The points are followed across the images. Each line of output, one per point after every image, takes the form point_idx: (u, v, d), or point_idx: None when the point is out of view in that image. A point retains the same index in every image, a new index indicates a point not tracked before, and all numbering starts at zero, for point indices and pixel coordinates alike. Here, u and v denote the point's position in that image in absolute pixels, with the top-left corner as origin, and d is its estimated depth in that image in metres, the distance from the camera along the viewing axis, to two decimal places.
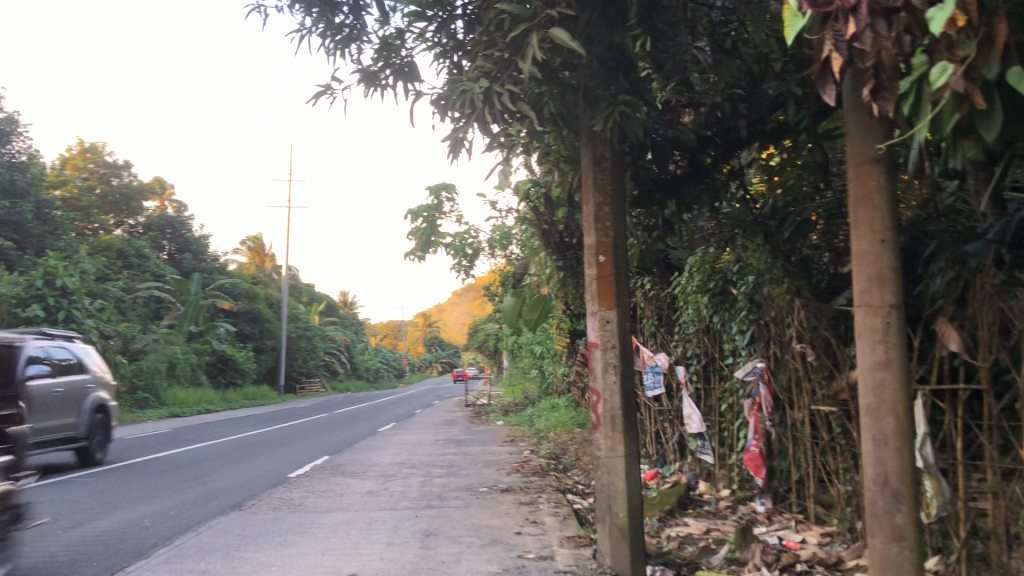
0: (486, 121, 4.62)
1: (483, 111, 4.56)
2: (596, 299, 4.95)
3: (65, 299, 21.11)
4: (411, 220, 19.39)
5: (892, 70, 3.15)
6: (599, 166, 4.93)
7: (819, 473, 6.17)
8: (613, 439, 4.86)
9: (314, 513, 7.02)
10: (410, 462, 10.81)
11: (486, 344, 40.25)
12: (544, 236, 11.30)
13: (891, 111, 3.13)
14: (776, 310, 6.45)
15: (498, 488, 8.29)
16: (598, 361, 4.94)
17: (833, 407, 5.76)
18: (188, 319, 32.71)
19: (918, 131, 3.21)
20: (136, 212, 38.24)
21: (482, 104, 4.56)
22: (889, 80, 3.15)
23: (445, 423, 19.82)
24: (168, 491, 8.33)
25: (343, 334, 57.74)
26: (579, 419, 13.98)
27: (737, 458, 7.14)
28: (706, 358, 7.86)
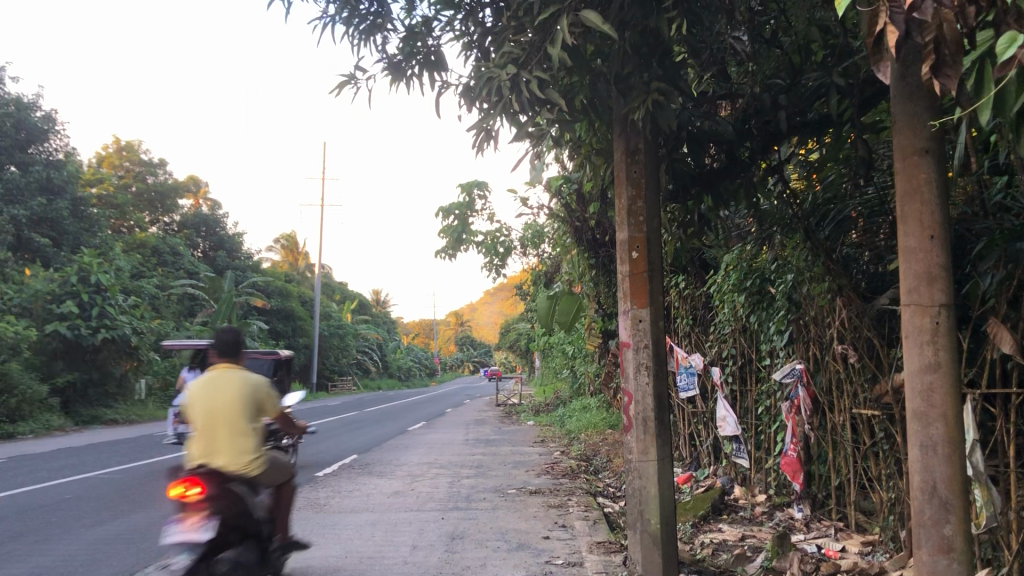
0: (513, 110, 4.43)
1: (510, 99, 4.38)
2: (629, 297, 4.77)
3: (99, 295, 21.26)
4: (442, 218, 19.27)
5: (954, 45, 2.92)
6: (633, 159, 4.75)
7: (859, 480, 5.95)
8: (645, 442, 4.68)
9: (340, 514, 6.91)
10: (439, 462, 10.68)
11: (518, 344, 40.08)
12: (576, 234, 11.14)
13: (954, 88, 2.88)
14: (816, 311, 6.24)
15: (527, 490, 8.13)
16: (630, 362, 4.77)
17: (876, 411, 5.54)
18: (221, 316, 32.89)
19: (981, 113, 2.95)
20: (171, 210, 38.58)
21: (509, 92, 4.37)
22: (952, 55, 2.91)
23: (475, 423, 19.68)
24: (195, 489, 8.27)
25: (375, 333, 57.91)
26: (611, 419, 13.77)
27: (774, 462, 6.93)
28: (742, 359, 7.65)
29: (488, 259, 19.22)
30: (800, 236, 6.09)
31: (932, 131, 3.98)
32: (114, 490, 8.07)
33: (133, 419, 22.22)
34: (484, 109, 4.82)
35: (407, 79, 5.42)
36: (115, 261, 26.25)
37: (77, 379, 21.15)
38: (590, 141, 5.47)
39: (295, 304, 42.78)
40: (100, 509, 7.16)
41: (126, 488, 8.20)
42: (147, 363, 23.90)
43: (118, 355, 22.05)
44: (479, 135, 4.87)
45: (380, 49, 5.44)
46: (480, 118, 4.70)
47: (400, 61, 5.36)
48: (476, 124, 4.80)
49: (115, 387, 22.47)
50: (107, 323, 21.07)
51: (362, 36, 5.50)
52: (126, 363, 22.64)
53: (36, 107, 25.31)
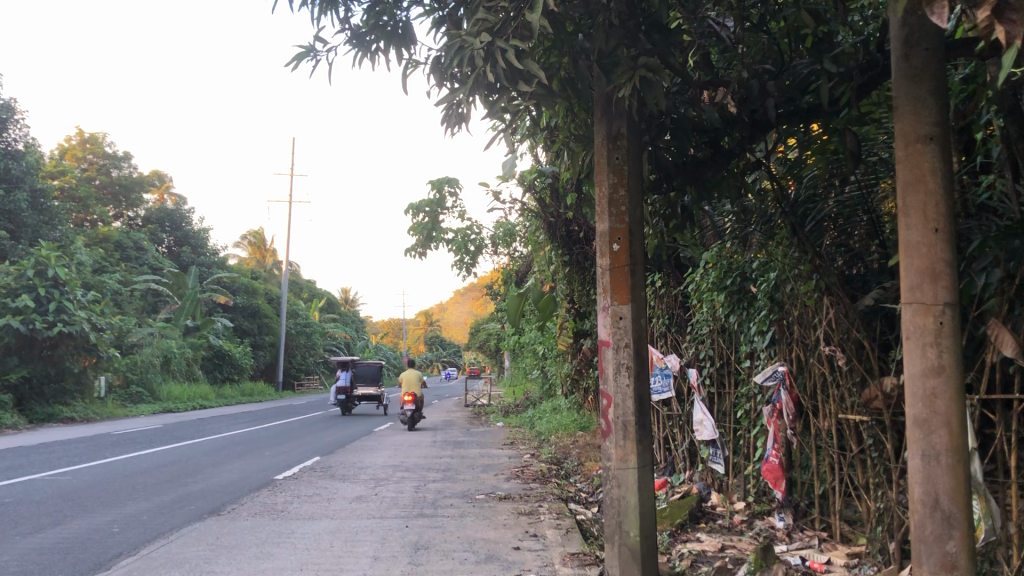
0: (488, 82, 4.16)
1: (486, 66, 4.10)
2: (609, 292, 4.46)
3: (57, 290, 20.59)
4: (412, 215, 18.88)
5: None
6: (616, 144, 4.43)
7: (845, 488, 5.68)
8: (625, 448, 4.36)
9: (298, 520, 6.54)
10: (404, 465, 10.31)
11: (488, 344, 39.73)
12: (549, 230, 10.85)
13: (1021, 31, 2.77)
14: (801, 310, 5.95)
15: (496, 496, 7.78)
16: (609, 363, 4.45)
17: (865, 417, 5.26)
18: (185, 312, 32.20)
19: None
20: (136, 204, 37.71)
21: (483, 62, 4.11)
22: None
23: (442, 424, 19.31)
24: (146, 492, 7.84)
25: (343, 333, 57.34)
26: (582, 421, 13.45)
27: (754, 468, 6.65)
28: (720, 361, 7.35)
29: (459, 257, 18.85)
30: (785, 231, 5.82)
31: (938, 117, 3.70)
32: (60, 493, 7.63)
33: (91, 417, 21.59)
34: (454, 84, 4.53)
35: (372, 53, 5.07)
36: (75, 255, 25.54)
37: (32, 375, 20.47)
38: (569, 125, 5.15)
39: (261, 301, 42.13)
40: (41, 514, 6.71)
41: (73, 491, 7.76)
42: (106, 360, 23.26)
43: (76, 350, 21.39)
44: (448, 116, 4.52)
45: (341, 20, 5.07)
46: (451, 93, 4.37)
47: (365, 34, 4.99)
48: (445, 102, 4.48)
49: (73, 384, 21.80)
50: (65, 318, 20.42)
51: (323, 6, 5.12)
52: (84, 359, 21.98)
53: None
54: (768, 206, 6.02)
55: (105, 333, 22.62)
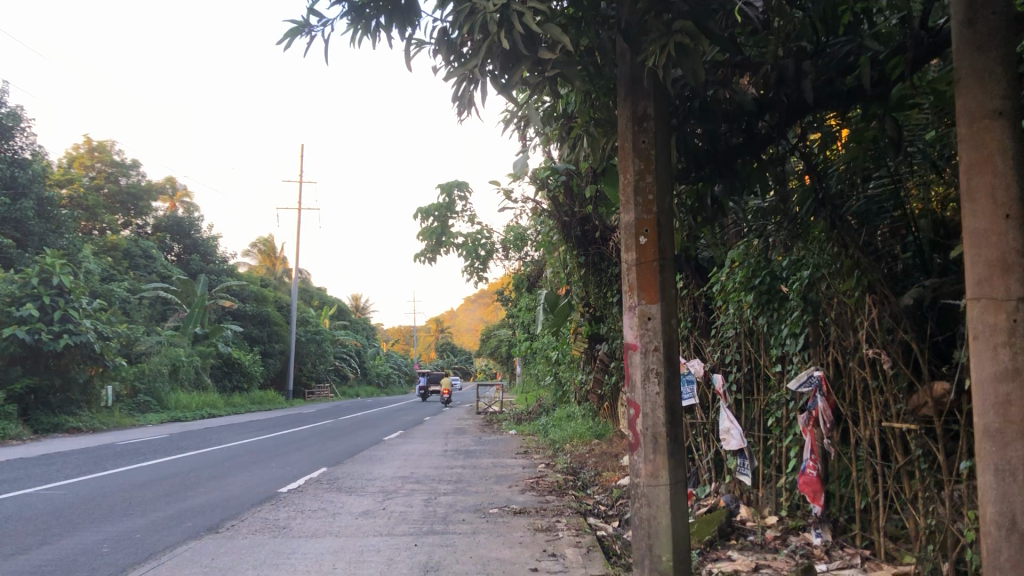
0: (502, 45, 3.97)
1: (501, 32, 3.89)
2: (636, 290, 4.06)
3: (62, 298, 20.28)
4: (421, 219, 18.45)
5: None
6: (641, 127, 4.05)
7: (889, 503, 5.22)
8: (655, 463, 3.96)
9: (299, 539, 6.14)
10: (414, 476, 9.90)
11: (498, 350, 39.26)
12: (563, 230, 10.43)
13: None
14: (837, 309, 5.51)
15: (510, 509, 7.36)
16: (637, 368, 4.05)
17: (913, 426, 4.83)
18: (193, 320, 31.95)
19: None
20: (144, 212, 37.41)
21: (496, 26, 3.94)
22: None
23: (453, 432, 18.85)
24: (141, 507, 7.46)
25: (353, 340, 57.32)
26: (597, 429, 12.97)
27: (787, 480, 6.20)
28: (749, 365, 6.90)
29: (469, 262, 18.41)
30: (822, 224, 5.39)
31: (1007, 89, 3.27)
32: (52, 509, 7.30)
33: (98, 427, 21.27)
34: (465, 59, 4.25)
35: (373, 29, 4.71)
36: (83, 263, 25.23)
37: (37, 386, 20.17)
38: (591, 107, 4.78)
39: (271, 309, 41.84)
40: (27, 533, 6.35)
41: (67, 507, 7.43)
42: (113, 369, 22.93)
43: (82, 360, 21.06)
44: (459, 98, 4.25)
45: None
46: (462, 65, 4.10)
47: (364, 7, 4.63)
48: (457, 78, 4.20)
49: (79, 394, 21.53)
50: (71, 327, 20.10)
51: None
52: (91, 370, 21.64)
53: (2, 104, 24.35)
54: (798, 200, 5.62)
55: (112, 342, 22.30)
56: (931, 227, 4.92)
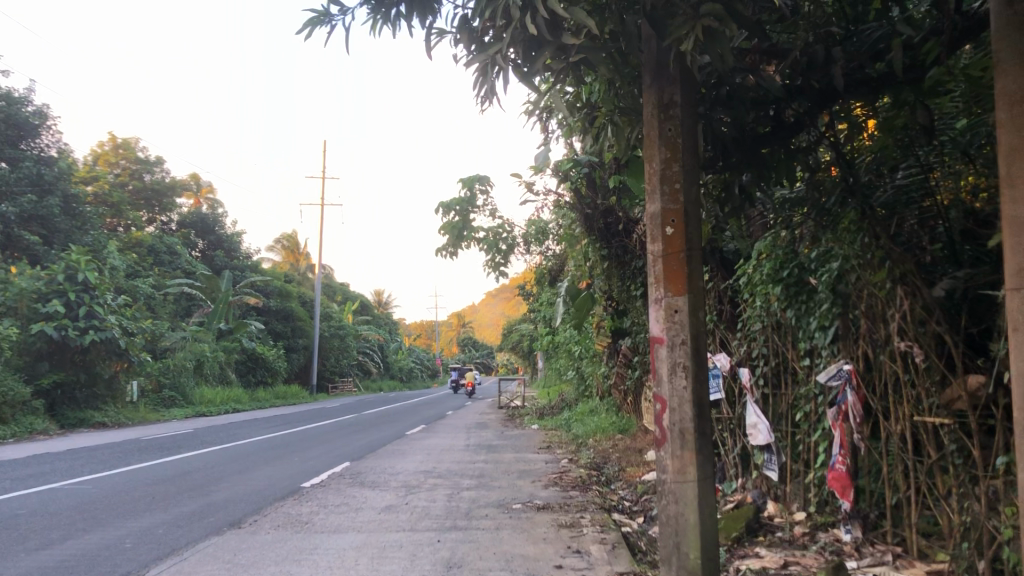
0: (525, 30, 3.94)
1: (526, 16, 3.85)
2: (663, 283, 3.99)
3: (87, 294, 20.43)
4: (442, 214, 18.40)
5: None
6: (667, 114, 4.02)
7: (921, 499, 5.10)
8: (682, 459, 3.88)
9: (322, 534, 6.10)
10: (436, 471, 9.86)
11: (520, 345, 39.20)
12: (585, 222, 10.34)
13: None
14: (868, 302, 5.38)
15: (533, 505, 7.29)
16: (664, 362, 3.97)
17: (945, 420, 4.72)
18: (217, 316, 32.14)
19: None
20: (168, 208, 37.65)
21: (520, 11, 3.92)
22: None
23: (475, 427, 18.81)
24: (164, 502, 7.46)
25: (376, 335, 57.48)
26: (621, 423, 12.88)
27: (816, 476, 6.09)
28: (776, 360, 6.79)
29: (491, 257, 18.35)
30: (852, 214, 5.28)
31: None
32: (78, 504, 7.31)
33: (124, 422, 21.42)
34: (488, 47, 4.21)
35: (393, 19, 4.65)
36: (108, 260, 25.40)
37: (64, 381, 20.33)
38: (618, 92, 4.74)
39: (294, 304, 42.02)
40: (52, 527, 6.35)
41: (92, 501, 7.44)
42: (138, 364, 23.10)
43: (107, 355, 21.21)
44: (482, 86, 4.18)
45: None
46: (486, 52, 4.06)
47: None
48: (480, 65, 4.15)
49: (104, 389, 21.70)
50: (96, 323, 20.24)
51: None
52: (116, 365, 21.80)
53: (28, 102, 24.54)
54: (825, 190, 5.52)
55: (137, 338, 22.44)
56: (962, 217, 4.80)
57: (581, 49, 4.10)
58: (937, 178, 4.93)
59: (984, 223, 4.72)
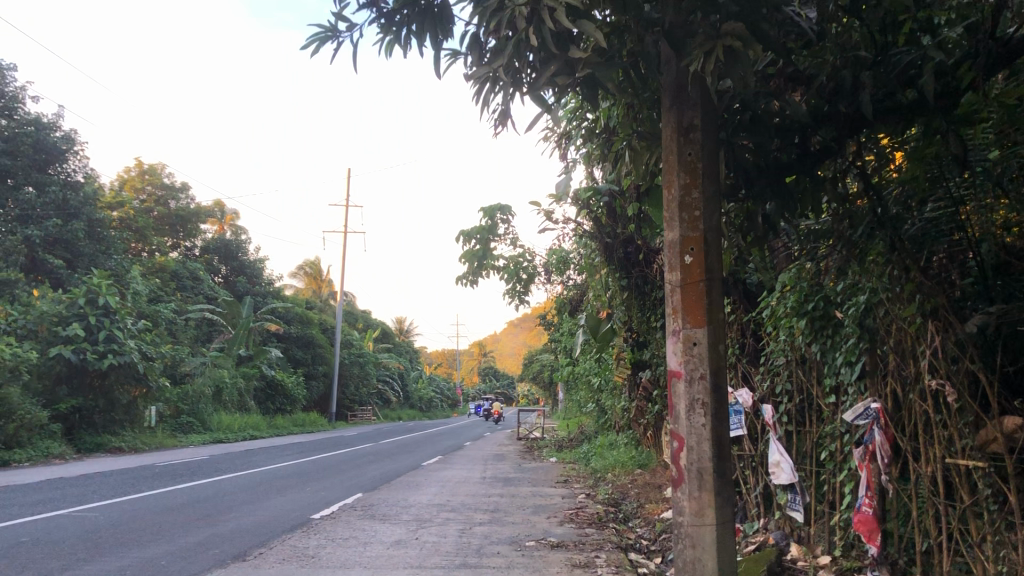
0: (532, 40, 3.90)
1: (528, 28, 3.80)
2: (681, 313, 3.82)
3: (107, 318, 20.44)
4: (463, 242, 18.28)
5: None
6: (687, 138, 3.87)
7: (953, 545, 4.83)
8: (700, 501, 3.68)
9: (328, 569, 5.91)
10: (450, 504, 9.64)
11: (541, 375, 38.96)
12: (605, 252, 10.15)
13: None
14: (897, 337, 5.14)
15: (547, 543, 7.06)
16: (681, 397, 3.79)
17: (980, 463, 4.47)
18: (237, 342, 32.15)
19: None
20: (192, 234, 37.84)
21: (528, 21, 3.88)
22: None
23: (493, 458, 18.58)
24: (169, 532, 7.31)
25: (397, 363, 57.45)
26: (641, 458, 12.61)
27: (841, 518, 5.83)
28: (801, 396, 6.56)
29: (511, 285, 18.18)
30: (878, 245, 5.09)
31: None
32: (83, 532, 7.18)
33: (141, 447, 21.34)
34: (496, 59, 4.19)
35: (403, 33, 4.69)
36: (131, 285, 25.46)
37: (82, 405, 20.30)
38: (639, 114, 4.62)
39: (315, 331, 42.03)
40: (53, 557, 6.21)
41: (98, 529, 7.32)
42: (157, 390, 23.10)
43: (126, 380, 21.20)
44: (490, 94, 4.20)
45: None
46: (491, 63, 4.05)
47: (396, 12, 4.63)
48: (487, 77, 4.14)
49: (122, 414, 21.66)
50: (115, 347, 20.21)
51: None
52: (135, 390, 21.79)
53: (56, 127, 24.75)
54: (850, 222, 5.33)
55: (156, 362, 22.43)
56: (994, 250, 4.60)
57: (594, 65, 4.01)
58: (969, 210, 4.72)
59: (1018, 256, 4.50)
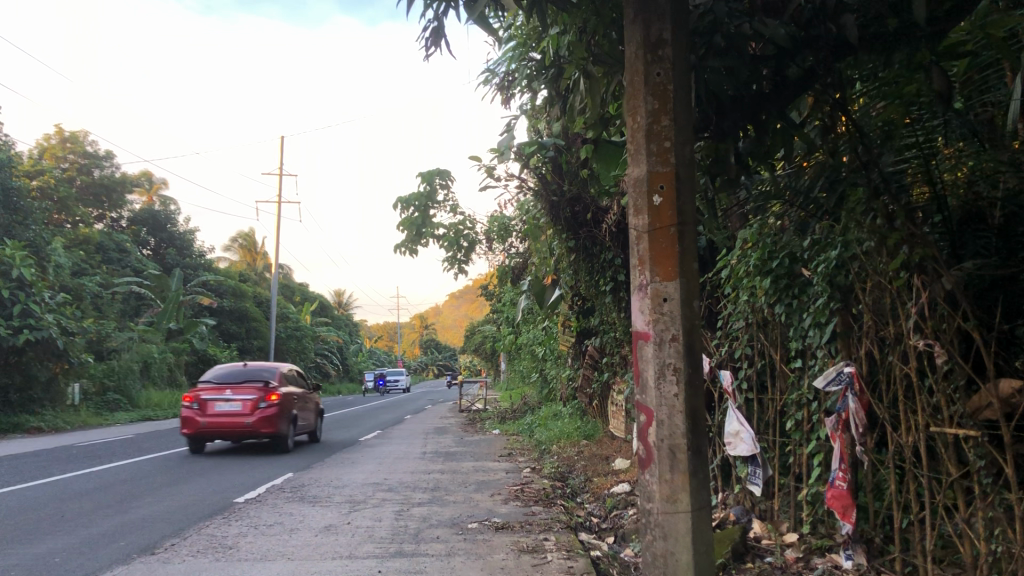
0: None
1: None
2: (649, 265, 3.42)
3: (22, 292, 19.19)
4: (400, 209, 17.52)
5: None
6: (656, 56, 3.44)
7: (937, 524, 4.36)
8: (673, 484, 3.29)
9: (245, 562, 5.27)
10: (386, 483, 9.05)
11: (483, 346, 38.55)
12: (551, 212, 9.57)
13: None
14: (873, 295, 4.66)
15: (492, 525, 6.50)
16: (649, 363, 3.39)
17: (975, 431, 3.99)
18: (167, 316, 30.90)
19: None
20: (119, 205, 36.23)
21: None
22: None
23: (433, 432, 17.99)
24: (71, 523, 6.58)
25: (336, 335, 56.45)
26: (587, 429, 12.14)
27: (808, 493, 5.40)
28: (763, 361, 6.07)
29: (451, 253, 17.53)
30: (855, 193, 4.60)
31: None
32: None
33: (62, 426, 20.29)
34: None
35: None
36: (52, 259, 24.06)
37: None
38: (605, 24, 4.16)
39: (249, 304, 40.87)
40: None
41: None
42: (79, 366, 21.99)
43: (44, 357, 20.11)
44: None
45: None
46: None
47: None
48: None
49: (41, 392, 20.50)
50: (32, 322, 19.10)
51: None
52: (54, 366, 20.67)
53: None
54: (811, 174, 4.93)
55: (77, 338, 21.27)
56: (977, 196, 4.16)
57: None
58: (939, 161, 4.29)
59: (990, 210, 4.12)
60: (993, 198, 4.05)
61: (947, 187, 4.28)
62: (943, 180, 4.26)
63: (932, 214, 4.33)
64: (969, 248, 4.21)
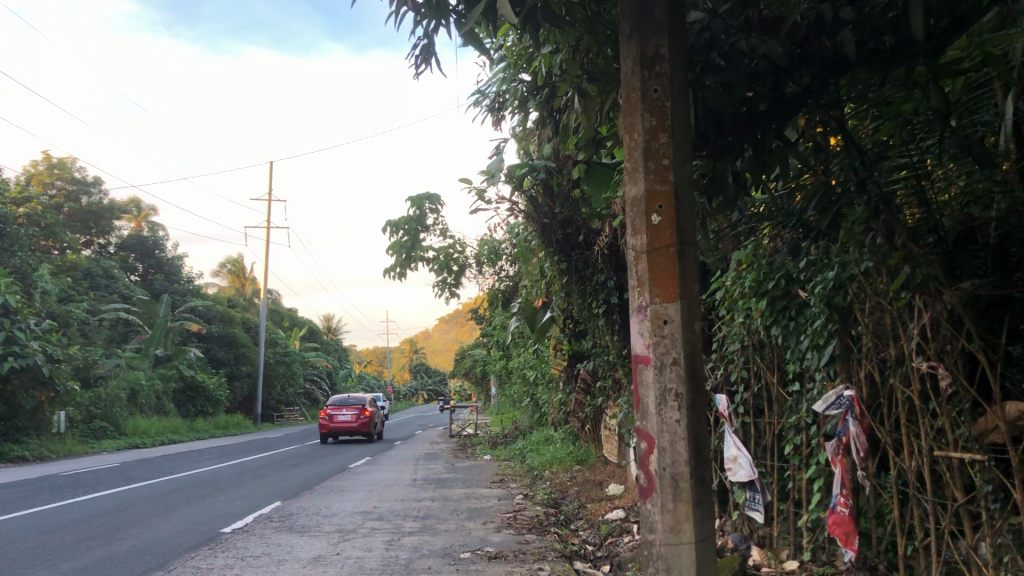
0: None
1: None
2: (649, 287, 3.35)
3: (8, 319, 18.96)
4: (390, 233, 17.41)
5: None
6: (653, 71, 3.38)
7: (943, 552, 4.23)
8: (676, 513, 3.19)
9: None
10: (377, 511, 8.88)
11: (473, 370, 38.39)
12: (543, 234, 9.48)
13: None
14: (873, 316, 4.57)
15: (485, 554, 6.35)
16: (649, 388, 3.30)
17: (981, 455, 3.89)
18: (154, 342, 30.62)
19: None
20: (106, 231, 36.03)
21: None
22: None
23: (423, 458, 17.78)
24: (50, 556, 6.39)
25: (325, 360, 56.12)
26: (579, 454, 12.00)
27: (809, 519, 5.27)
28: (760, 384, 5.96)
29: (441, 277, 17.41)
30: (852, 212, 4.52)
31: None
32: None
33: (47, 455, 19.98)
34: None
35: None
36: (38, 285, 23.83)
37: None
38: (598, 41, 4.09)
39: (237, 330, 40.62)
40: None
41: None
42: (64, 393, 21.71)
43: (29, 385, 19.85)
44: None
45: None
46: None
47: None
48: None
49: (26, 420, 20.20)
50: (17, 349, 18.86)
51: None
52: (40, 394, 20.39)
53: None
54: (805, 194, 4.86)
55: (63, 365, 21.01)
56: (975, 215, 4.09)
57: None
58: (934, 181, 4.23)
59: (986, 229, 4.05)
60: (989, 218, 3.99)
61: (943, 207, 4.22)
62: (938, 200, 4.20)
63: (928, 234, 4.26)
64: (965, 268, 4.13)
